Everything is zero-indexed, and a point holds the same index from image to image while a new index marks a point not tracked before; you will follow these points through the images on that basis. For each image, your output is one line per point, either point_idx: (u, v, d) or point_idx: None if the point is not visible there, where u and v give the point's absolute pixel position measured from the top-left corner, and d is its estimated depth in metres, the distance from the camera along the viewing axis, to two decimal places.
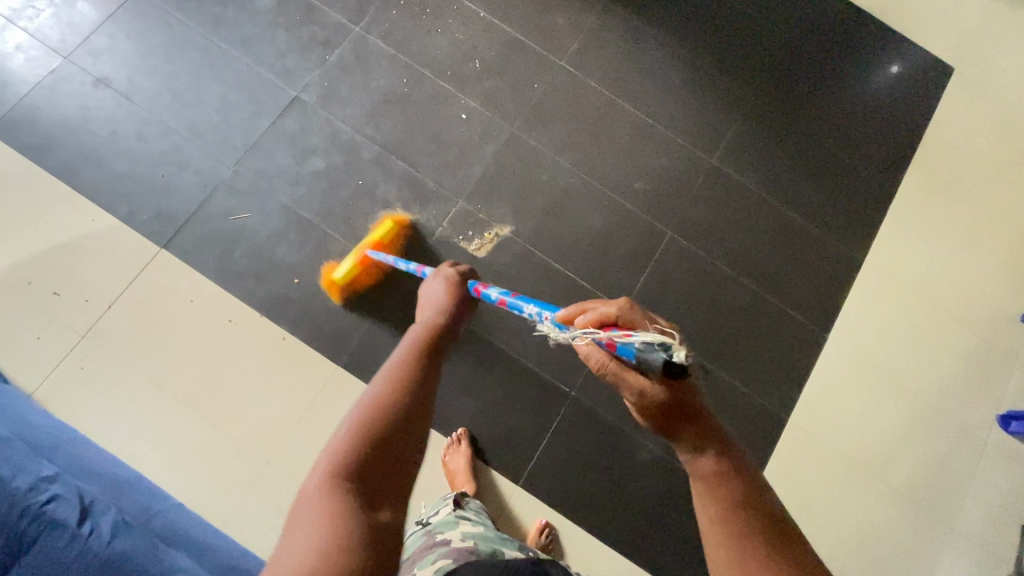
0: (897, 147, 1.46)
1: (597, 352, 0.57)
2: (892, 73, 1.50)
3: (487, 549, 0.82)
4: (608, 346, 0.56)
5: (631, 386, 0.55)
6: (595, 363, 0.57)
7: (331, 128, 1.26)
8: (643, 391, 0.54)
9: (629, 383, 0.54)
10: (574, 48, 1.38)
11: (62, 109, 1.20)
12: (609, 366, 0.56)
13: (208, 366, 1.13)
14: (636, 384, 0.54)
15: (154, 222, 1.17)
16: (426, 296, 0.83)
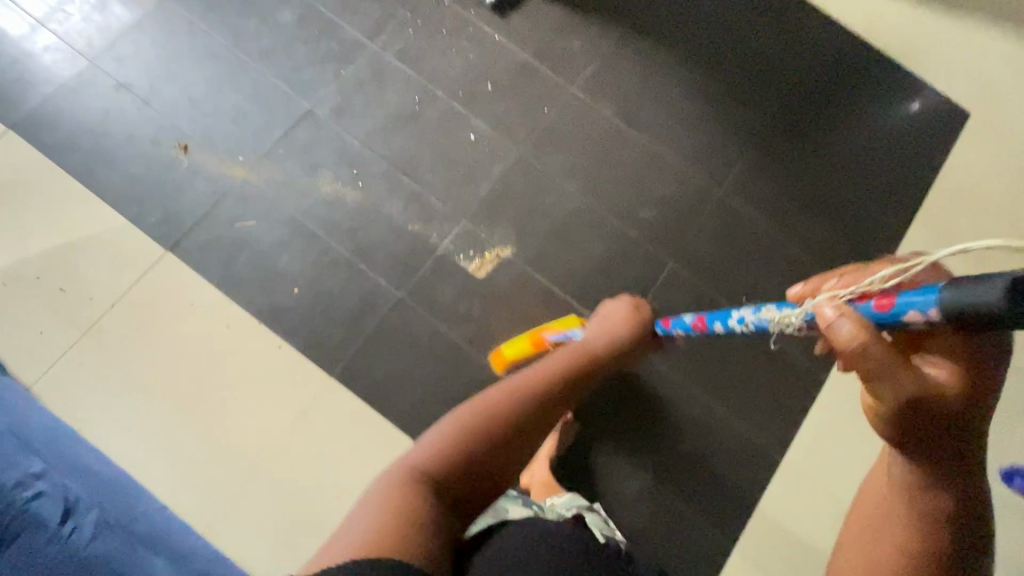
0: (909, 189, 1.45)
1: (855, 323, 0.49)
2: (912, 110, 1.49)
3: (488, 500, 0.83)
4: (880, 307, 0.53)
5: (911, 382, 0.45)
6: (849, 333, 0.49)
7: (341, 142, 1.28)
8: (928, 374, 0.46)
9: (903, 373, 0.45)
10: (587, 73, 1.39)
11: (84, 111, 1.24)
12: (875, 345, 0.47)
13: (203, 371, 1.14)
14: (923, 374, 0.45)
15: (162, 225, 1.19)
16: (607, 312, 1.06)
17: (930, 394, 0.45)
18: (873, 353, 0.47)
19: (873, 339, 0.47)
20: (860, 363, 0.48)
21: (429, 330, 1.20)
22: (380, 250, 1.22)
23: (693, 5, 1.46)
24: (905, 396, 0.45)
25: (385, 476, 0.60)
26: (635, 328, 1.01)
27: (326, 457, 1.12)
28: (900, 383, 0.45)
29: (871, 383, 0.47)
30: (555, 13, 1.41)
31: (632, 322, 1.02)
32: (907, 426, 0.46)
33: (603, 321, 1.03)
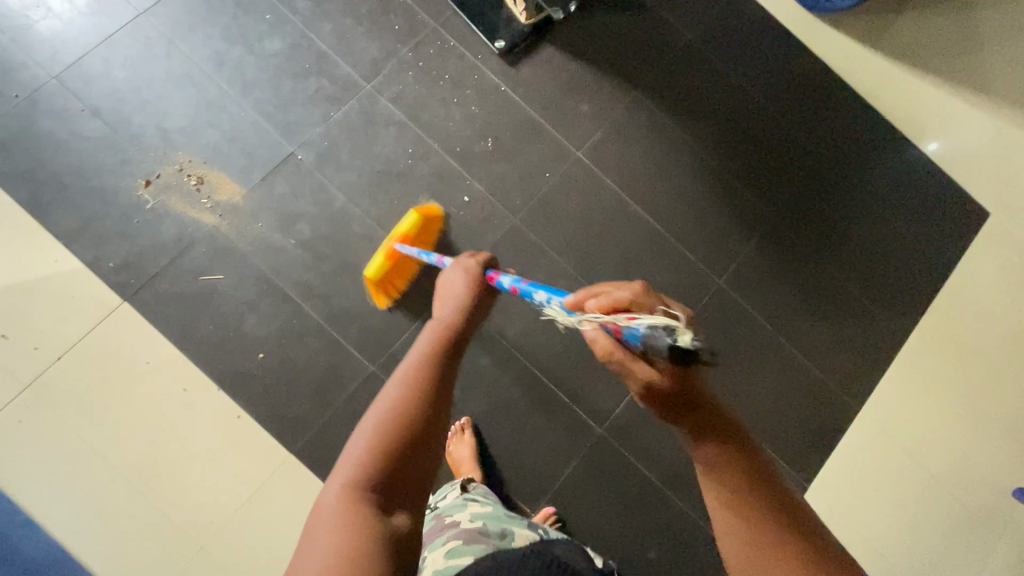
0: (909, 291, 1.40)
1: (605, 336, 0.53)
2: (930, 151, 1.45)
3: (496, 530, 0.85)
4: (615, 334, 0.53)
5: (639, 377, 0.51)
6: (601, 351, 0.53)
7: (324, 193, 1.18)
8: (653, 375, 0.51)
9: (636, 375, 0.51)
10: (594, 138, 1.30)
11: (41, 135, 1.13)
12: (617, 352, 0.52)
13: (153, 436, 1.07)
14: (644, 374, 0.51)
15: (120, 272, 1.10)
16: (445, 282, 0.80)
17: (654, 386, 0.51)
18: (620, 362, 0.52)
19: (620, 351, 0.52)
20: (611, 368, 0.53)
21: None
22: (355, 319, 1.15)
23: (714, 72, 1.38)
24: (640, 392, 0.52)
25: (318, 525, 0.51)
26: (480, 291, 0.78)
27: (278, 536, 1.07)
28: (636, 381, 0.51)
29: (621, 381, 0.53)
30: (567, 69, 1.31)
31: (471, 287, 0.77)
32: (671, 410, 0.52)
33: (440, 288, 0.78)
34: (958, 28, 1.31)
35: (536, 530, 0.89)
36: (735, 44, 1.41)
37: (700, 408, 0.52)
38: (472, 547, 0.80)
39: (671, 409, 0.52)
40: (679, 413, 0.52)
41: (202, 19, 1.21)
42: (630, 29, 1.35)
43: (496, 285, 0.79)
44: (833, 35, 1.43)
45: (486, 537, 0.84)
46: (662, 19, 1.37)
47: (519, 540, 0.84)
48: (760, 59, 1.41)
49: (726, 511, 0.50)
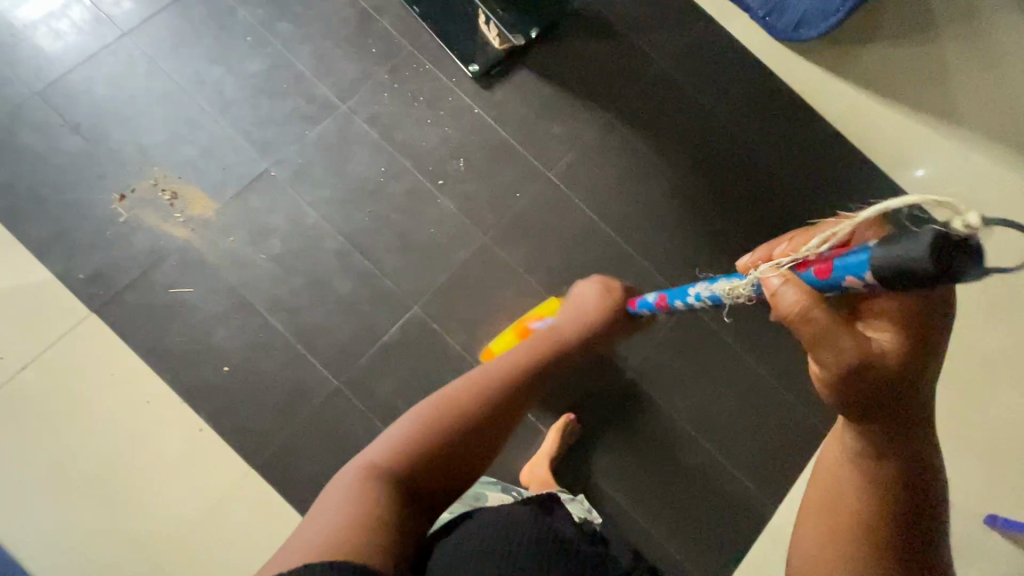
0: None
1: (797, 288, 0.49)
2: (917, 176, 1.46)
3: (471, 494, 0.99)
4: (820, 273, 0.51)
5: (846, 346, 0.47)
6: (790, 301, 0.48)
7: (296, 209, 1.20)
8: (863, 344, 0.47)
9: (844, 341, 0.47)
10: (565, 160, 1.33)
11: (20, 148, 1.15)
12: (817, 311, 0.47)
13: (115, 448, 1.07)
14: (852, 342, 0.47)
15: (89, 284, 1.11)
16: (580, 298, 1.04)
17: (864, 359, 0.47)
18: (817, 321, 0.47)
19: (818, 304, 0.48)
20: (804, 329, 0.48)
21: (364, 426, 1.14)
22: (322, 334, 1.16)
23: (684, 97, 1.42)
24: (851, 363, 0.47)
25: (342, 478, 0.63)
26: (598, 323, 1.00)
27: (236, 553, 1.06)
28: (841, 351, 0.47)
29: (809, 347, 0.49)
30: (540, 92, 1.35)
31: (603, 314, 1.01)
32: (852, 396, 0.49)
33: (575, 306, 1.02)
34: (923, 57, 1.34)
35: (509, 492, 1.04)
36: (705, 72, 1.44)
37: (895, 415, 0.49)
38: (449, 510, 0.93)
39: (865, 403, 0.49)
40: (868, 411, 0.49)
41: (184, 39, 1.25)
42: (602, 56, 1.39)
43: (636, 306, 1.01)
44: (802, 63, 1.47)
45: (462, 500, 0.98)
46: (634, 46, 1.41)
47: (492, 499, 0.99)
48: (729, 86, 1.44)
49: (856, 502, 0.53)
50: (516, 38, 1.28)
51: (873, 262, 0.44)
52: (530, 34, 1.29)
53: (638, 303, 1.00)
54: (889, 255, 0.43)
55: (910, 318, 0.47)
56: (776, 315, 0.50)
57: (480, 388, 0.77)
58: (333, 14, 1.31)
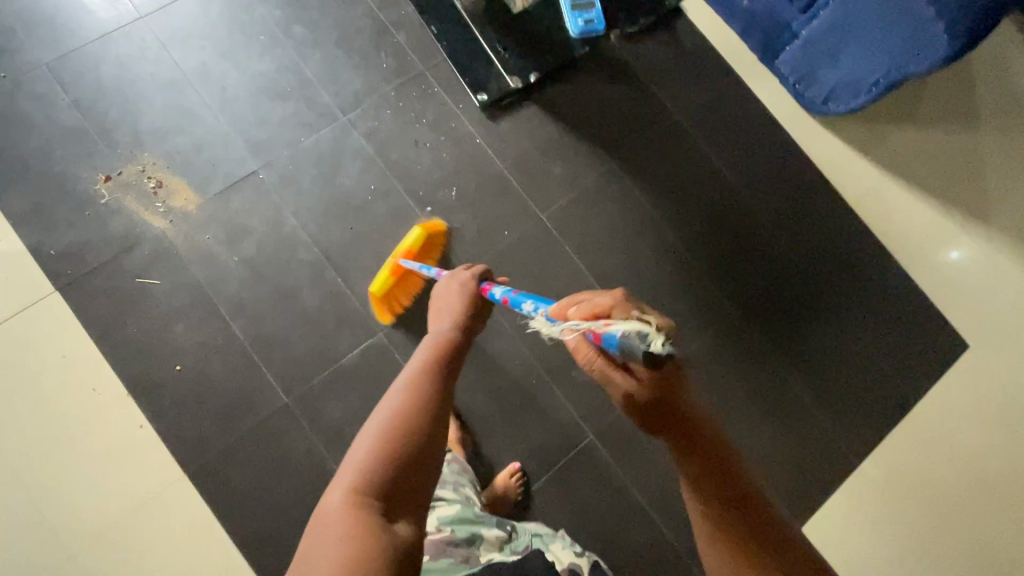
0: (866, 420, 1.34)
1: (587, 344, 0.60)
2: (952, 259, 1.32)
3: (465, 538, 0.84)
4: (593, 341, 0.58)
5: (619, 386, 0.58)
6: (585, 359, 0.60)
7: (277, 215, 1.18)
8: (628, 383, 0.57)
9: (617, 384, 0.57)
10: (561, 203, 1.28)
11: (17, 116, 1.15)
12: (600, 361, 0.59)
13: (51, 431, 1.05)
14: (624, 384, 0.57)
15: (59, 262, 1.11)
16: (443, 294, 0.83)
17: (630, 395, 0.57)
18: (602, 369, 0.59)
19: (600, 356, 0.59)
20: (591, 371, 0.60)
21: (305, 448, 1.10)
22: (280, 346, 1.13)
23: (697, 156, 1.36)
24: (625, 399, 0.57)
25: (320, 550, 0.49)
26: (473, 305, 0.81)
27: (153, 559, 1.03)
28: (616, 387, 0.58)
29: (607, 389, 0.60)
30: (546, 130, 1.31)
31: (461, 301, 0.80)
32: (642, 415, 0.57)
33: (441, 304, 0.80)
34: (967, 151, 1.20)
35: (504, 529, 0.91)
36: (723, 133, 1.39)
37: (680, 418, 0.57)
38: (439, 566, 0.78)
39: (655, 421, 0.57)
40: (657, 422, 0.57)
41: (197, 30, 1.24)
42: (617, 101, 1.34)
43: (488, 296, 0.83)
44: (829, 138, 1.40)
45: (454, 548, 0.82)
46: (652, 96, 1.37)
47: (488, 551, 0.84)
48: (744, 151, 1.39)
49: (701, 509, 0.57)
50: (512, 81, 1.29)
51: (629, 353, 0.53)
52: (530, 78, 1.29)
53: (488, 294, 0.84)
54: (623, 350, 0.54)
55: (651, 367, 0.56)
56: (578, 364, 0.61)
57: (390, 427, 0.56)
58: (350, 23, 1.29)
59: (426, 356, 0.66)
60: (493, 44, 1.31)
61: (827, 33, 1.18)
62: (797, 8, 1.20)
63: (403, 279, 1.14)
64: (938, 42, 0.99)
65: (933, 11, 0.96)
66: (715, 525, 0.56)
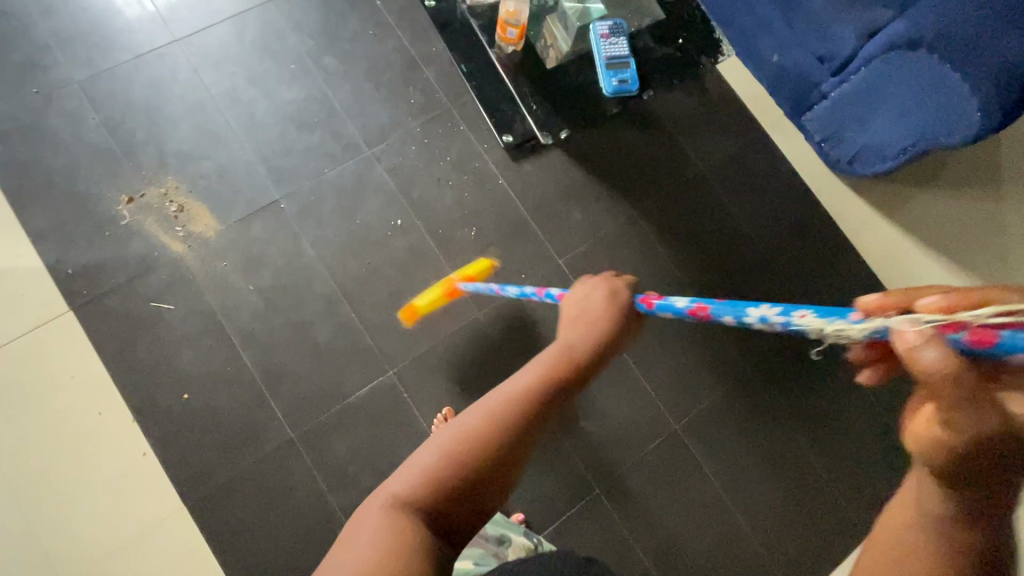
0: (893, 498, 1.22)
1: (961, 351, 0.33)
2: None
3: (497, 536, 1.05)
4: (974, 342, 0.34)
5: (1002, 428, 0.32)
6: (943, 366, 0.33)
7: (295, 245, 1.18)
8: (1021, 424, 0.32)
9: (999, 420, 0.32)
10: (580, 249, 1.28)
11: (45, 132, 1.16)
12: (973, 377, 0.32)
13: (52, 454, 1.04)
14: (1017, 427, 0.32)
15: (75, 281, 1.10)
16: (585, 300, 0.74)
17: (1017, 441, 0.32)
18: (970, 390, 0.32)
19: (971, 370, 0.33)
20: (945, 391, 0.33)
21: (308, 485, 1.08)
22: (290, 380, 1.12)
23: (717, 208, 1.36)
24: (991, 445, 0.32)
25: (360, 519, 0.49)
26: (619, 324, 0.71)
27: None
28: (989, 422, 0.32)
29: (961, 429, 0.33)
30: (568, 175, 1.30)
31: (614, 315, 0.71)
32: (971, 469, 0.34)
33: (581, 311, 0.72)
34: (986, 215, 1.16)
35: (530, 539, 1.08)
36: (745, 186, 1.38)
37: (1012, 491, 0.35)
38: (473, 554, 1.01)
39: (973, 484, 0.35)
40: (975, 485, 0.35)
41: (229, 55, 1.25)
42: (641, 149, 1.34)
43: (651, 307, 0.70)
44: (850, 199, 1.40)
45: (486, 542, 1.03)
46: (676, 145, 1.36)
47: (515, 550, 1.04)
48: (763, 205, 1.38)
49: None
50: (543, 136, 1.29)
51: None
52: (561, 134, 1.30)
53: (655, 305, 0.70)
54: None
55: None
56: (929, 381, 0.33)
57: (484, 427, 0.53)
58: (380, 57, 1.30)
59: (549, 363, 0.62)
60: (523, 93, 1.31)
61: (857, 95, 1.17)
62: (828, 69, 1.20)
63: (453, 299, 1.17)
64: (970, 115, 0.99)
65: (969, 86, 0.98)
66: None
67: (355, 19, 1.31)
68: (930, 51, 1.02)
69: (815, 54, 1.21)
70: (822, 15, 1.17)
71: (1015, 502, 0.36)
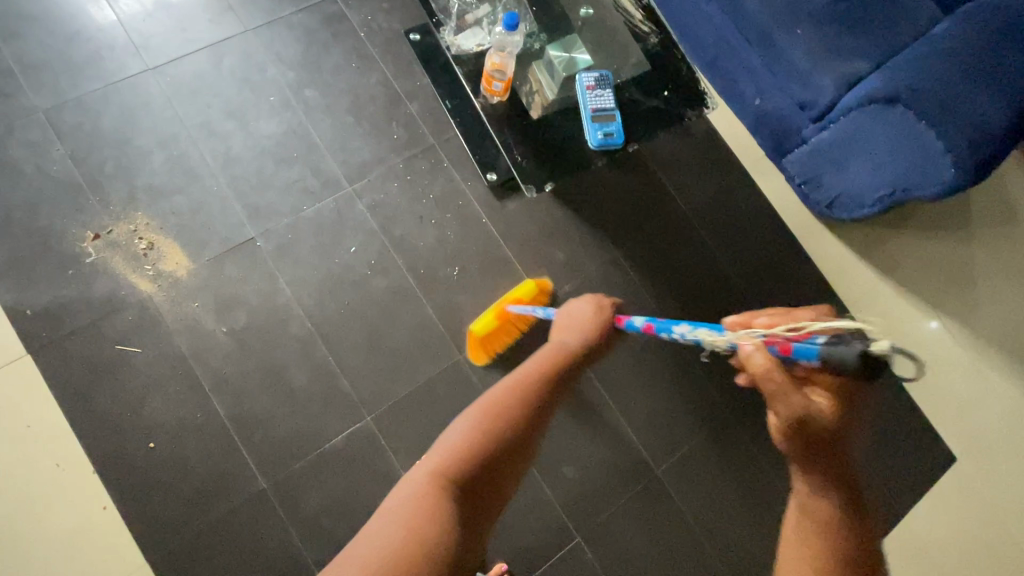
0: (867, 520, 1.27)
1: (767, 355, 0.61)
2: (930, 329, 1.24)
3: None
4: (781, 349, 0.62)
5: (795, 404, 0.60)
6: (764, 364, 0.61)
7: (271, 285, 1.14)
8: (807, 402, 0.61)
9: (794, 400, 0.60)
10: (563, 290, 1.27)
11: (6, 162, 1.11)
12: (777, 372, 0.60)
13: (4, 507, 0.98)
14: (800, 403, 0.60)
15: (34, 322, 1.05)
16: (572, 314, 0.94)
17: (807, 411, 0.61)
18: (779, 381, 0.60)
19: (778, 368, 0.61)
20: (767, 386, 0.61)
21: (278, 538, 1.04)
22: (262, 427, 1.08)
23: (699, 249, 1.36)
24: (796, 416, 0.61)
25: (408, 486, 0.65)
26: (602, 332, 0.91)
27: None
28: (792, 403, 0.61)
29: (771, 403, 0.62)
30: (552, 214, 1.30)
31: (597, 327, 0.91)
32: (797, 435, 0.63)
33: (570, 324, 0.92)
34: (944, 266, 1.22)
35: None
36: (726, 226, 1.39)
37: (827, 454, 0.63)
38: None
39: (811, 455, 0.63)
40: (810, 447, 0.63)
41: (206, 86, 1.21)
42: (625, 190, 1.34)
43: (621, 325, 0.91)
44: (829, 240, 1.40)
45: None
46: (660, 185, 1.37)
47: None
48: (744, 245, 1.39)
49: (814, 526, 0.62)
50: (526, 190, 1.20)
51: (832, 357, 0.58)
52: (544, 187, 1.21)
53: (625, 323, 0.90)
54: (831, 352, 0.58)
55: (839, 390, 0.63)
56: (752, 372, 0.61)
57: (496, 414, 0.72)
58: (364, 91, 1.27)
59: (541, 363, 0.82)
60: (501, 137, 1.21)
61: (835, 143, 1.14)
62: (809, 115, 1.17)
63: (505, 323, 1.16)
64: (943, 172, 1.00)
65: (942, 144, 1.00)
66: (819, 540, 0.61)
67: (338, 52, 1.28)
68: (905, 107, 1.05)
69: (796, 100, 1.18)
70: (803, 63, 1.15)
71: (835, 461, 0.64)
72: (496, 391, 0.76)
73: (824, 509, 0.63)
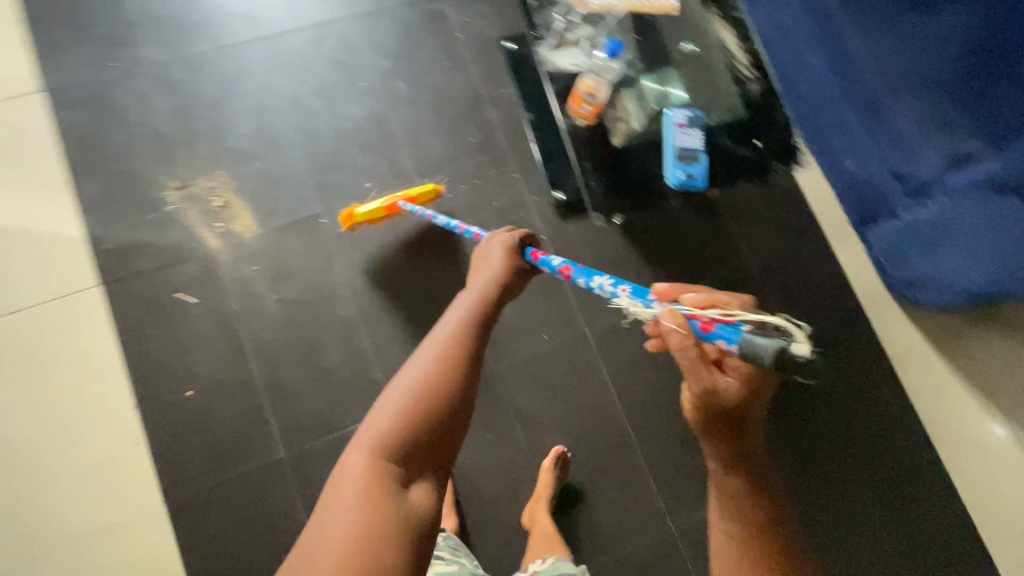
0: None
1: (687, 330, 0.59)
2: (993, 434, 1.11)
3: None
4: (703, 328, 0.60)
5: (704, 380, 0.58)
6: (679, 343, 0.58)
7: (326, 263, 1.17)
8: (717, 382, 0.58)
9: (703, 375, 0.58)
10: (609, 322, 1.23)
11: (114, 105, 1.18)
12: (692, 348, 0.59)
13: (51, 424, 1.04)
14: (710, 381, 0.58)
15: (109, 258, 1.11)
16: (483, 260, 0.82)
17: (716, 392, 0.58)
18: (692, 356, 0.58)
19: (693, 343, 0.59)
20: (680, 361, 0.59)
21: (286, 511, 1.06)
22: (291, 398, 1.10)
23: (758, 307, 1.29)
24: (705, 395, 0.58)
25: (342, 479, 0.51)
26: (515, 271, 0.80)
27: None
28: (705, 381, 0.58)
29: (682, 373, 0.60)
30: (611, 243, 1.27)
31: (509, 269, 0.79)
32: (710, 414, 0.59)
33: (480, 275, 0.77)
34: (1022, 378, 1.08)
35: None
36: (791, 290, 1.31)
37: (741, 434, 0.59)
38: None
39: (721, 438, 0.59)
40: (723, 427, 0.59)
41: (303, 63, 1.26)
42: (691, 232, 1.30)
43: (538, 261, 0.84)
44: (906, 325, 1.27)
45: None
46: (728, 234, 1.31)
47: None
48: (810, 313, 1.31)
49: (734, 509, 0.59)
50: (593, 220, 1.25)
51: (749, 349, 0.55)
52: (612, 219, 1.25)
53: (540, 259, 0.84)
54: (747, 345, 0.55)
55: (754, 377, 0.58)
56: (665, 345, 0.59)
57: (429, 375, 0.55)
58: (449, 91, 1.29)
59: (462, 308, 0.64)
60: (576, 160, 1.23)
61: (936, 224, 0.92)
62: (904, 188, 0.97)
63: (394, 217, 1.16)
64: None
65: None
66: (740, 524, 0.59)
67: (432, 50, 1.30)
68: None
69: (892, 170, 0.98)
70: (907, 133, 0.95)
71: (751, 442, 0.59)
72: (425, 350, 0.57)
73: (735, 488, 0.59)
